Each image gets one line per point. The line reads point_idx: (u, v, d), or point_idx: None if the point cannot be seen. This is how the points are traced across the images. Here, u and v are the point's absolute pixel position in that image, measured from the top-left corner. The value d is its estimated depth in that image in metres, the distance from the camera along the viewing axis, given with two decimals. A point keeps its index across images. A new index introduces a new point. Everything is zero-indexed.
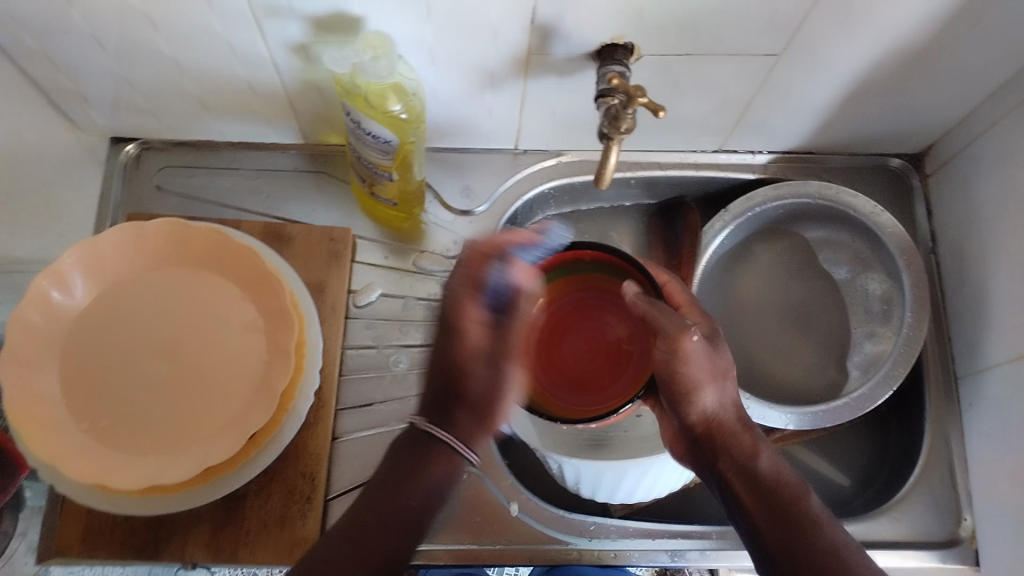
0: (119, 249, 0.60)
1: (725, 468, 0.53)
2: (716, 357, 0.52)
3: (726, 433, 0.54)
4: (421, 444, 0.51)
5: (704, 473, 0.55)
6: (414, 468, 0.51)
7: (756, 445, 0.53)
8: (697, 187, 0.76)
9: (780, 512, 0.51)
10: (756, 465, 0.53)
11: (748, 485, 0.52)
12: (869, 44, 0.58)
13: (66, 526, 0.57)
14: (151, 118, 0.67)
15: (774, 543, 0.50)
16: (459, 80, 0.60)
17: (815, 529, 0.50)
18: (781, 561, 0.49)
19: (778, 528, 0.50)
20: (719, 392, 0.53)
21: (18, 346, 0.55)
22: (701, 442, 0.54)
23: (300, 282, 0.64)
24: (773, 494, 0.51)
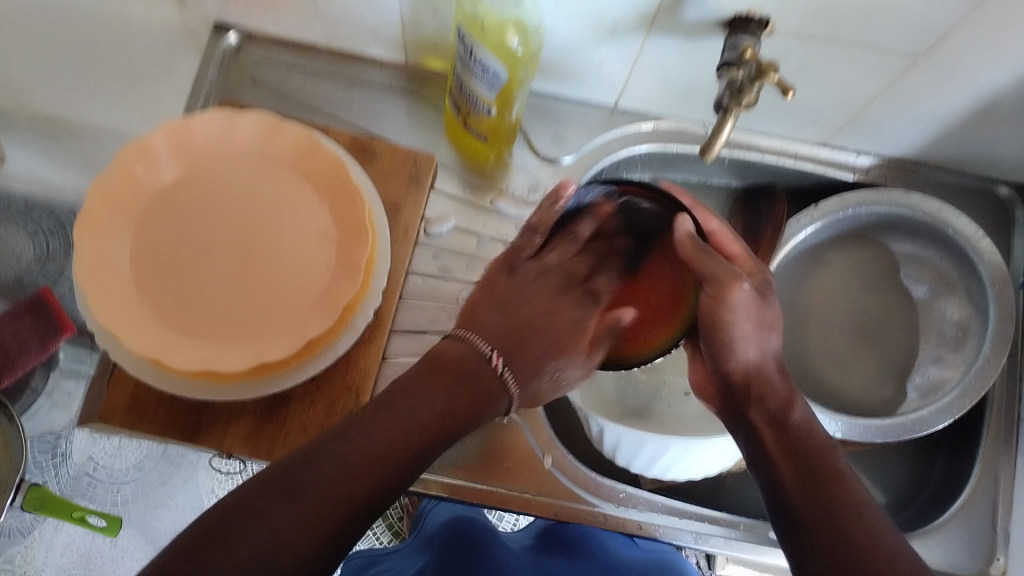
0: (212, 132, 0.60)
1: (756, 414, 0.54)
2: (762, 309, 0.55)
3: (763, 383, 0.55)
4: (467, 371, 0.48)
5: (734, 420, 0.57)
6: (456, 385, 0.48)
7: (791, 398, 0.54)
8: (790, 178, 0.74)
9: (803, 460, 0.51)
10: (787, 415, 0.53)
11: (776, 433, 0.52)
12: (1018, 64, 0.55)
13: (115, 393, 0.58)
14: (256, 9, 0.65)
15: (792, 485, 0.49)
16: (580, 24, 0.58)
17: (837, 480, 0.49)
18: (794, 503, 0.49)
19: (799, 473, 0.50)
20: (761, 341, 0.55)
21: (95, 210, 0.55)
22: (738, 390, 0.56)
23: (378, 201, 0.63)
24: (801, 443, 0.51)
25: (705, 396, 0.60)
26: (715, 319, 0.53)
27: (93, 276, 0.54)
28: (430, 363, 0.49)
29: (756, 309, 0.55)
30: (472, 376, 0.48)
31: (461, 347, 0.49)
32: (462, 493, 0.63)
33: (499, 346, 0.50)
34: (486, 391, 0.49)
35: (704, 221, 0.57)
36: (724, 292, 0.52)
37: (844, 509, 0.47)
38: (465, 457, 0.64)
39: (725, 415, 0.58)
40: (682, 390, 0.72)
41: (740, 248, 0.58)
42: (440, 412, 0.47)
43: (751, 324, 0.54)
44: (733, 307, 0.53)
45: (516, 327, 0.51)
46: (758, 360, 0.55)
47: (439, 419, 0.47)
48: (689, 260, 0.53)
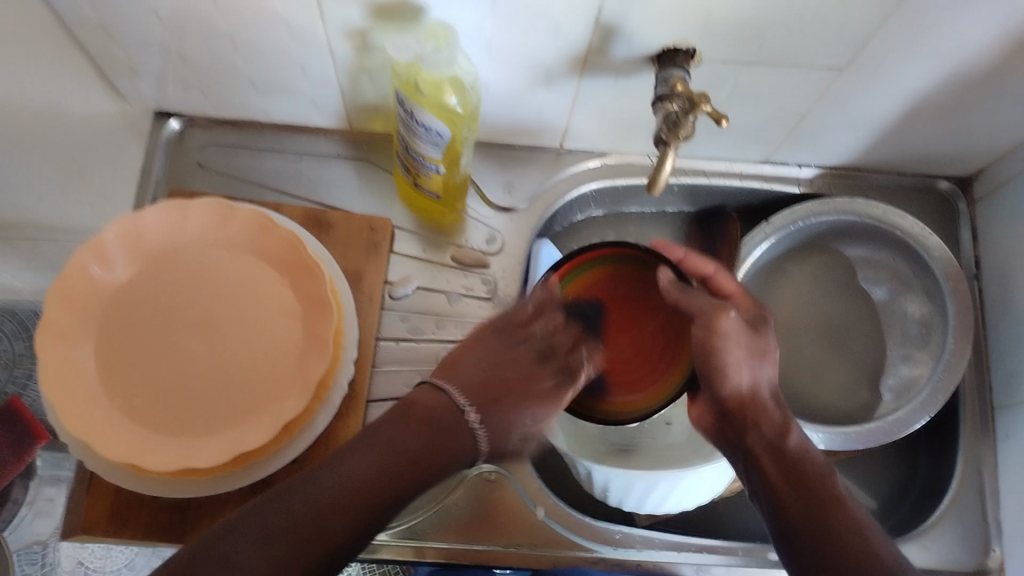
0: (164, 226, 0.60)
1: (755, 441, 0.55)
2: (753, 338, 0.58)
3: (757, 410, 0.56)
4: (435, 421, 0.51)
5: (731, 449, 0.57)
6: (421, 431, 0.51)
7: (786, 424, 0.56)
8: (739, 198, 0.75)
9: (802, 482, 0.52)
10: (784, 442, 0.54)
11: (774, 458, 0.54)
12: (934, 66, 0.57)
13: (94, 502, 0.57)
14: (198, 93, 0.66)
15: (792, 510, 0.51)
16: (515, 76, 0.59)
17: (834, 501, 0.50)
18: (798, 528, 0.50)
19: (797, 495, 0.51)
20: (754, 368, 0.57)
21: (54, 318, 0.55)
22: (730, 418, 0.57)
23: (338, 271, 0.63)
24: (797, 467, 0.53)
25: (701, 427, 0.60)
26: (707, 347, 0.55)
27: (58, 386, 0.53)
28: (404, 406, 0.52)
29: (746, 338, 0.57)
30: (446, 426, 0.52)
31: (437, 397, 0.53)
32: (458, 556, 0.63)
33: (474, 394, 0.54)
34: (453, 439, 0.51)
35: (698, 269, 0.63)
36: (714, 323, 0.54)
37: (844, 531, 0.49)
38: (455, 518, 0.64)
39: (719, 443, 0.59)
40: (664, 419, 0.71)
41: (737, 286, 0.62)
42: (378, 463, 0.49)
43: (736, 354, 0.56)
44: (725, 335, 0.55)
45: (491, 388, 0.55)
46: (751, 386, 0.57)
47: (399, 463, 0.49)
48: (675, 303, 0.53)
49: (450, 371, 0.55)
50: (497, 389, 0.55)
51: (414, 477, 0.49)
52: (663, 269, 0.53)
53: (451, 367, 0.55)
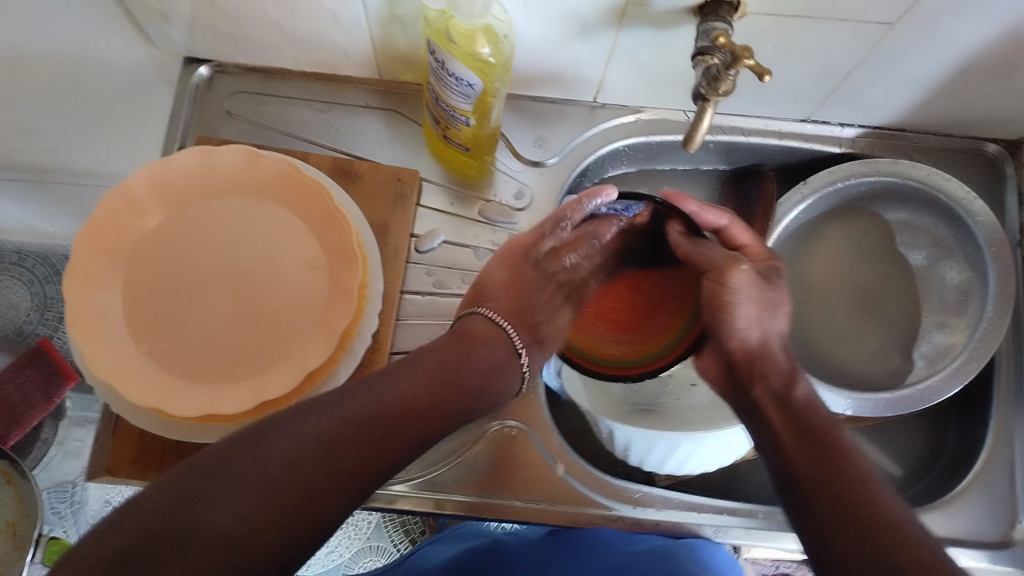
0: (192, 172, 0.59)
1: (761, 394, 0.56)
2: (767, 290, 0.58)
3: (764, 361, 0.57)
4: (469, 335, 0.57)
5: (738, 402, 0.58)
6: (447, 376, 0.53)
7: (793, 374, 0.57)
8: (777, 157, 0.73)
9: (809, 435, 0.52)
10: (790, 394, 0.55)
11: (780, 407, 0.55)
12: (992, 22, 0.54)
13: (121, 444, 0.58)
14: (226, 39, 0.65)
15: (798, 462, 0.51)
16: (551, 27, 0.57)
17: (841, 451, 0.50)
18: (803, 477, 0.50)
19: (803, 447, 0.51)
20: (763, 320, 0.58)
21: (83, 262, 0.55)
22: (736, 368, 0.58)
23: (364, 223, 0.63)
24: (802, 419, 0.53)
25: (707, 378, 0.62)
26: (716, 299, 0.55)
27: (86, 329, 0.53)
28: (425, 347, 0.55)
29: (760, 292, 0.58)
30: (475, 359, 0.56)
31: (487, 331, 0.59)
32: (478, 509, 0.63)
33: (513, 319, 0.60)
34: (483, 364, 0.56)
35: (710, 221, 0.62)
36: (726, 275, 0.54)
37: (852, 481, 0.48)
38: (475, 473, 0.64)
39: (725, 395, 0.60)
40: (688, 380, 0.70)
41: (752, 238, 0.62)
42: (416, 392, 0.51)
43: (751, 308, 0.56)
44: (736, 290, 0.55)
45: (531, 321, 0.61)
46: (760, 341, 0.58)
47: (426, 394, 0.51)
48: None
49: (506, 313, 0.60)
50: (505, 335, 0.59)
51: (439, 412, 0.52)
52: None
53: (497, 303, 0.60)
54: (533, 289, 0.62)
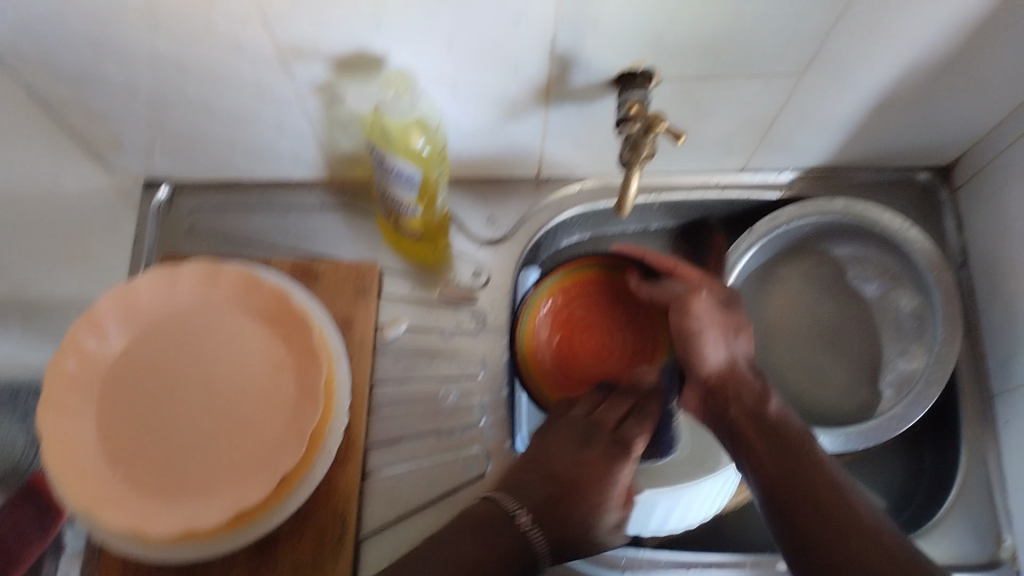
0: (154, 294, 0.61)
1: (739, 414, 0.61)
2: (727, 312, 0.64)
3: (738, 383, 0.63)
4: (489, 522, 0.56)
5: (715, 424, 0.63)
6: (482, 541, 0.54)
7: (765, 392, 0.62)
8: (720, 208, 0.76)
9: (784, 450, 0.58)
10: (766, 409, 0.61)
11: (757, 428, 0.60)
12: (893, 63, 0.58)
13: (104, 569, 0.58)
14: (181, 160, 0.68)
15: (774, 475, 0.57)
16: (482, 113, 0.61)
17: (814, 462, 0.57)
18: (779, 486, 0.56)
19: (778, 462, 0.57)
20: (728, 345, 0.64)
21: (54, 392, 0.56)
22: (715, 393, 0.63)
23: (327, 319, 0.64)
24: (779, 433, 0.59)
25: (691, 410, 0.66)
26: (683, 331, 0.65)
27: (59, 458, 0.54)
28: (459, 524, 0.56)
29: (720, 317, 0.64)
30: (499, 529, 0.55)
31: (488, 507, 0.57)
32: None
33: (539, 508, 0.57)
34: (507, 540, 0.55)
35: (659, 262, 0.70)
36: (687, 308, 0.65)
37: (826, 489, 0.55)
38: None
39: (705, 419, 0.65)
40: (664, 435, 0.72)
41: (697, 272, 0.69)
42: (461, 559, 0.53)
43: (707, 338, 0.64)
44: (698, 315, 0.64)
45: (567, 482, 0.59)
46: (727, 359, 0.64)
47: (469, 564, 0.53)
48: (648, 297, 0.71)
49: (513, 493, 0.59)
50: (570, 488, 0.59)
51: (493, 572, 0.53)
52: (632, 274, 0.73)
53: (512, 488, 0.59)
54: (553, 450, 0.62)
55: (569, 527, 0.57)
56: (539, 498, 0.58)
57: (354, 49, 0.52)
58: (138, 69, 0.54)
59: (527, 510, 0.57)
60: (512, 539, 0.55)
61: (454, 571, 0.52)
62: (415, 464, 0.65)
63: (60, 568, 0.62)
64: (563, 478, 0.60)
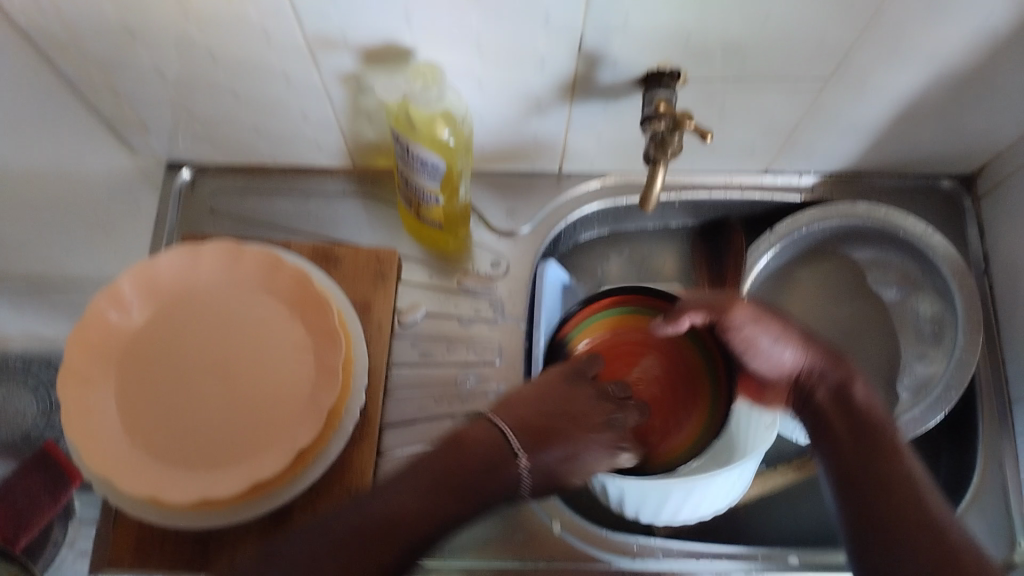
0: (175, 269, 0.62)
1: (820, 395, 0.61)
2: (772, 317, 0.62)
3: (829, 366, 0.61)
4: (494, 454, 0.57)
5: (803, 408, 0.63)
6: (460, 463, 0.56)
7: (851, 380, 0.61)
8: (742, 208, 0.76)
9: (864, 438, 0.57)
10: (850, 395, 0.60)
11: (841, 414, 0.59)
12: (921, 71, 0.57)
13: (120, 537, 0.59)
14: (206, 144, 0.69)
15: (851, 463, 0.56)
16: (507, 107, 0.61)
17: (892, 453, 0.55)
18: (855, 474, 0.55)
19: (857, 450, 0.56)
20: (791, 347, 0.62)
21: (77, 364, 0.57)
22: (796, 383, 0.63)
23: (346, 301, 0.65)
24: (864, 421, 0.58)
25: (773, 399, 0.66)
26: (727, 341, 0.63)
27: (80, 427, 0.56)
28: (453, 441, 0.58)
29: (771, 320, 0.62)
30: (495, 466, 0.57)
31: (488, 431, 0.58)
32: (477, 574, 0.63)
33: (528, 433, 0.58)
34: (496, 475, 0.56)
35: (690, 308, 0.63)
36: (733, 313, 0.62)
37: (899, 482, 0.54)
38: (475, 537, 0.65)
39: (795, 408, 0.64)
40: None
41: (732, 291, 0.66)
42: (430, 485, 0.55)
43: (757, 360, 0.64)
44: (740, 325, 0.62)
45: (545, 430, 0.59)
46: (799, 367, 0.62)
47: (434, 486, 0.55)
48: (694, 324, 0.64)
49: (507, 411, 0.60)
50: (545, 440, 0.58)
51: (454, 505, 0.55)
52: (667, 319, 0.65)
53: (508, 407, 0.60)
54: (559, 395, 0.61)
55: (539, 463, 0.58)
56: (528, 431, 0.58)
57: (382, 40, 0.52)
58: (166, 55, 0.55)
59: (526, 445, 0.58)
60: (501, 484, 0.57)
61: (427, 499, 0.55)
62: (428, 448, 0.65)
63: (67, 533, 0.66)
64: (556, 430, 0.59)
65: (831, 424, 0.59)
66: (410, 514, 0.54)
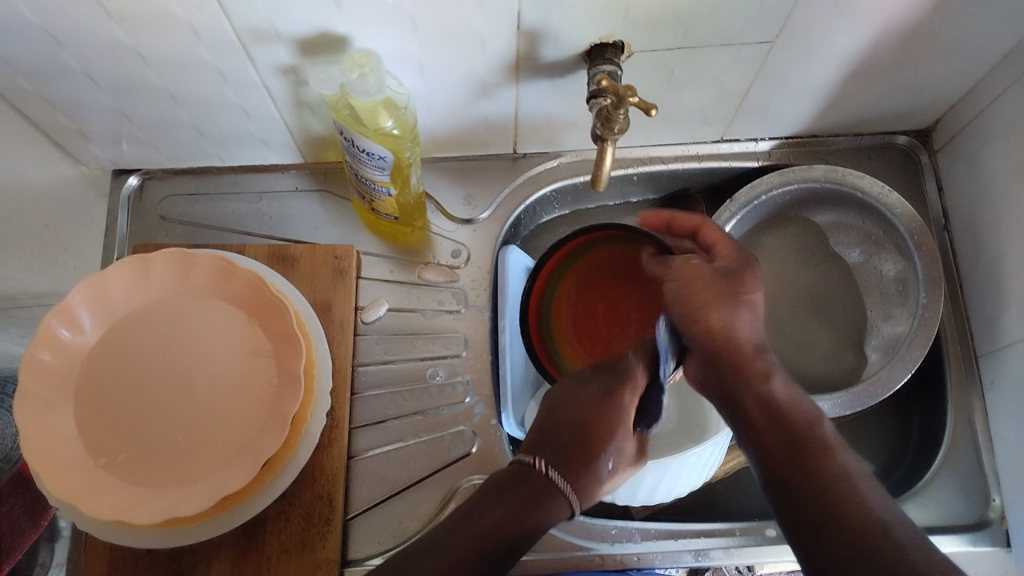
0: (126, 284, 0.60)
1: (746, 396, 0.54)
2: (725, 279, 0.57)
3: (733, 351, 0.55)
4: (528, 477, 0.50)
5: (715, 393, 0.57)
6: (515, 498, 0.49)
7: (767, 372, 0.55)
8: (701, 179, 0.75)
9: (785, 430, 0.51)
10: (769, 389, 0.54)
11: (764, 415, 0.53)
12: (866, 27, 0.57)
13: (91, 559, 0.58)
14: (150, 149, 0.67)
15: (776, 466, 0.50)
16: (452, 90, 0.60)
17: (821, 451, 0.50)
18: (787, 477, 0.49)
19: (784, 447, 0.51)
20: (745, 317, 0.56)
21: (32, 389, 0.55)
22: (713, 363, 0.56)
23: (305, 303, 0.64)
24: (784, 421, 0.52)
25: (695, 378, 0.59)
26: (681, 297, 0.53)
27: (40, 455, 0.54)
28: (484, 488, 0.51)
29: (711, 283, 0.56)
30: (528, 479, 0.51)
31: (514, 467, 0.52)
32: None
33: (557, 455, 0.52)
34: (532, 506, 0.49)
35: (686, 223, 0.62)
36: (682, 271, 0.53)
37: (832, 481, 0.48)
38: None
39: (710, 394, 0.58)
40: None
41: (722, 234, 0.61)
42: (501, 519, 0.48)
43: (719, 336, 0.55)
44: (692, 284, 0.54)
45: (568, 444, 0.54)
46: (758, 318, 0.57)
47: (482, 529, 0.47)
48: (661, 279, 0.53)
49: (533, 451, 0.54)
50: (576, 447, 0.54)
51: (505, 539, 0.47)
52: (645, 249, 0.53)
53: (533, 447, 0.54)
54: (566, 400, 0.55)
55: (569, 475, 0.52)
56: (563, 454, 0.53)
57: (316, 30, 0.51)
58: (96, 58, 0.53)
59: (547, 462, 0.51)
60: (545, 514, 0.49)
61: (459, 544, 0.47)
62: (401, 446, 0.65)
63: (55, 555, 0.64)
64: (588, 435, 0.54)
65: (747, 413, 0.54)
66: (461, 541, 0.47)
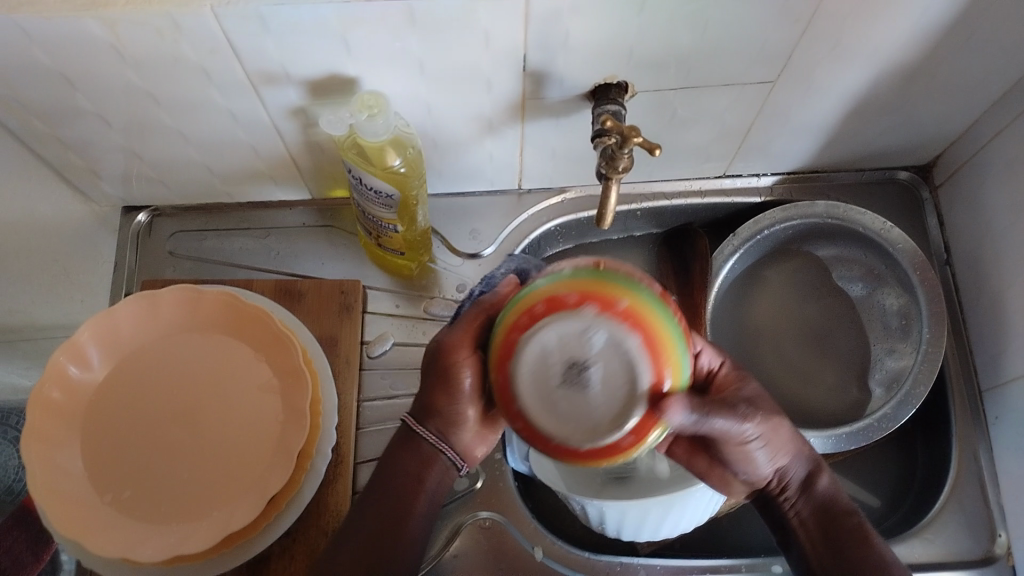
0: (133, 321, 0.61)
1: (790, 505, 0.57)
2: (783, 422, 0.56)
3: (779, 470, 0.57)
4: (409, 443, 0.55)
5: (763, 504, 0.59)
6: (398, 481, 0.54)
7: (814, 474, 0.57)
8: (703, 214, 0.76)
9: (829, 534, 0.55)
10: (814, 493, 0.56)
11: (808, 520, 0.56)
12: (865, 68, 0.58)
13: None
14: (159, 185, 0.68)
15: (818, 563, 0.55)
16: (458, 129, 0.61)
17: (862, 545, 0.54)
18: None
19: (827, 550, 0.55)
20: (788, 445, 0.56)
21: (40, 424, 0.56)
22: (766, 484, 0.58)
23: (311, 339, 0.64)
24: (830, 525, 0.56)
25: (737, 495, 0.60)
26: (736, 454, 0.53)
27: (45, 489, 0.54)
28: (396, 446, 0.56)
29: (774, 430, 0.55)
30: (413, 451, 0.55)
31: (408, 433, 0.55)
32: None
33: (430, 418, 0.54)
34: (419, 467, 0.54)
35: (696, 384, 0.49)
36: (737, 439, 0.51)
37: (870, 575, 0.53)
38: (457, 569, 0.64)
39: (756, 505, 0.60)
40: None
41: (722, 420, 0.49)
42: (392, 506, 0.54)
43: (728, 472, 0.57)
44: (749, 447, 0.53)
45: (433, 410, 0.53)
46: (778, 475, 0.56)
47: (381, 517, 0.53)
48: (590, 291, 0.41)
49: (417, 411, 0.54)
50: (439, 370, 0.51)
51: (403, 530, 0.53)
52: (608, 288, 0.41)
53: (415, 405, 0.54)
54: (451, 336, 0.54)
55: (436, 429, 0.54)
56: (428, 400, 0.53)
57: (325, 72, 0.52)
58: (109, 99, 0.54)
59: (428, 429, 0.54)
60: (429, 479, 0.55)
61: (371, 527, 0.53)
62: None
63: None
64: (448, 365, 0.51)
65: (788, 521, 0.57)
66: (372, 523, 0.53)
